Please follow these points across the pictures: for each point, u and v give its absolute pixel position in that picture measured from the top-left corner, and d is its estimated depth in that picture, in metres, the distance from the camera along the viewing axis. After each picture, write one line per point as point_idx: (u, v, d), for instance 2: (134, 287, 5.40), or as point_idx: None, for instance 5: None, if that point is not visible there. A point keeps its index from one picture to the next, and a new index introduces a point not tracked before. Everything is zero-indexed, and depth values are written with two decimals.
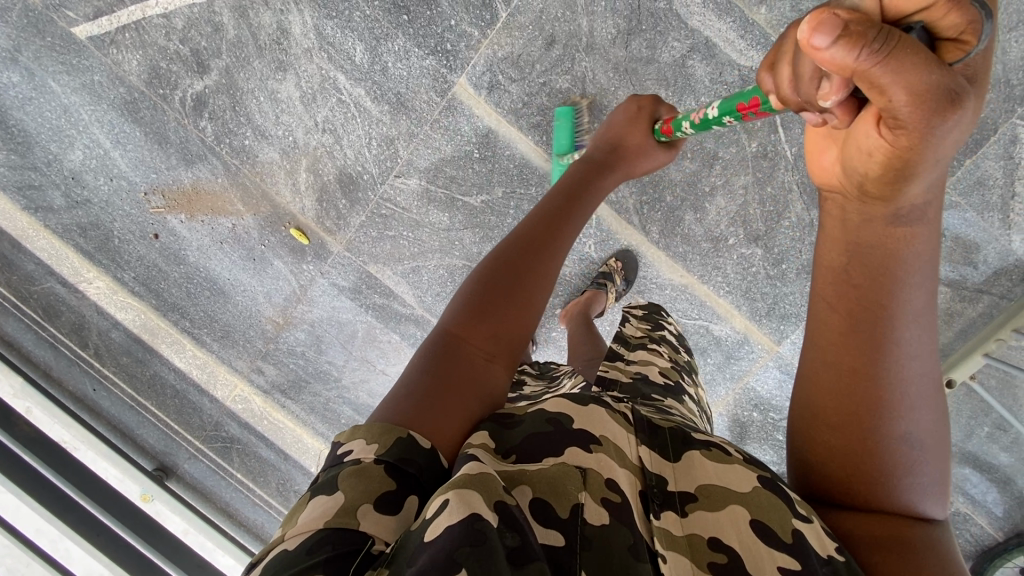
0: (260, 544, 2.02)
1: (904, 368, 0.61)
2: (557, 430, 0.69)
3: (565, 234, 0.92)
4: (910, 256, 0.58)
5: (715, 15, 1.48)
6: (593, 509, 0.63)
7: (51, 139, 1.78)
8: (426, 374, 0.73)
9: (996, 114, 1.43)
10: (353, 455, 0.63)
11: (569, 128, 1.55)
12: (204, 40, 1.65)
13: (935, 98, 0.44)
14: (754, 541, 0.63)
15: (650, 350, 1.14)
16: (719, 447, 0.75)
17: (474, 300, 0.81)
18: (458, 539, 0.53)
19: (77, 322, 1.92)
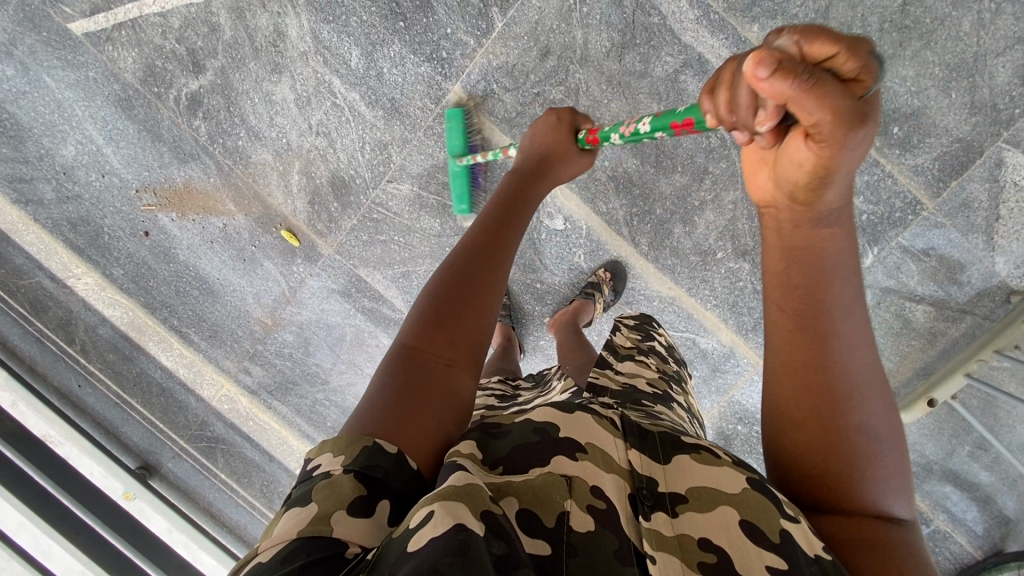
0: (242, 545, 2.01)
1: (849, 362, 0.66)
2: (542, 440, 0.69)
3: (508, 236, 0.93)
4: (839, 257, 0.65)
5: (708, 31, 1.50)
6: (578, 517, 0.63)
7: (44, 134, 1.78)
8: (385, 390, 0.72)
9: (982, 137, 1.45)
10: (323, 468, 0.65)
11: (461, 129, 1.58)
12: (201, 39, 1.65)
13: (849, 122, 0.54)
14: (743, 543, 0.63)
15: (639, 361, 1.12)
16: (708, 450, 0.74)
17: (427, 310, 0.81)
18: (441, 550, 0.52)
19: (65, 317, 1.91)
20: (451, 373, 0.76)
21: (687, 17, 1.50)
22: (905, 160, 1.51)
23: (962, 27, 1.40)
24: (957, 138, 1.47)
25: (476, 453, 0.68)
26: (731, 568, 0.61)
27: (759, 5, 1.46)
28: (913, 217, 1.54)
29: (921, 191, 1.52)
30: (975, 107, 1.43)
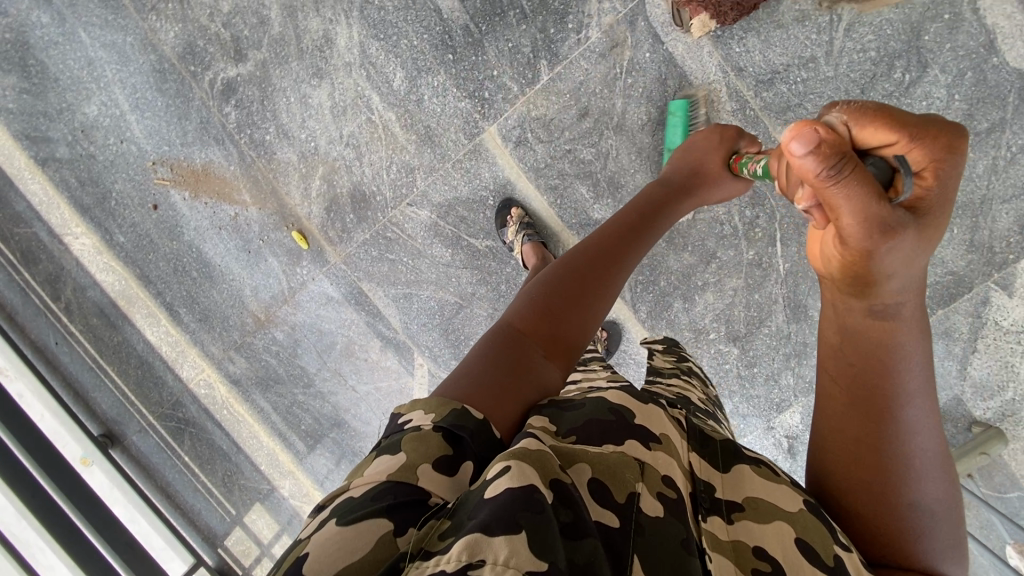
0: (193, 529, 2.02)
1: (909, 442, 0.70)
2: (618, 420, 0.76)
3: (625, 262, 1.03)
4: (898, 344, 0.68)
5: (743, 123, 1.55)
6: (649, 504, 0.68)
7: (68, 88, 1.75)
8: (486, 360, 0.79)
9: (974, 274, 1.56)
10: (414, 422, 0.69)
11: (683, 123, 1.52)
12: (247, 29, 1.65)
13: (869, 227, 0.57)
14: (795, 554, 0.68)
15: (685, 381, 1.13)
16: (768, 466, 0.81)
17: (537, 302, 0.90)
18: (519, 502, 0.57)
19: (54, 273, 1.88)
20: (543, 363, 0.82)
21: (724, 107, 1.55)
22: None
23: (975, 168, 1.48)
24: (951, 270, 1.57)
25: (549, 428, 0.72)
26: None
27: (794, 110, 1.53)
28: None
29: None
30: (974, 246, 1.53)
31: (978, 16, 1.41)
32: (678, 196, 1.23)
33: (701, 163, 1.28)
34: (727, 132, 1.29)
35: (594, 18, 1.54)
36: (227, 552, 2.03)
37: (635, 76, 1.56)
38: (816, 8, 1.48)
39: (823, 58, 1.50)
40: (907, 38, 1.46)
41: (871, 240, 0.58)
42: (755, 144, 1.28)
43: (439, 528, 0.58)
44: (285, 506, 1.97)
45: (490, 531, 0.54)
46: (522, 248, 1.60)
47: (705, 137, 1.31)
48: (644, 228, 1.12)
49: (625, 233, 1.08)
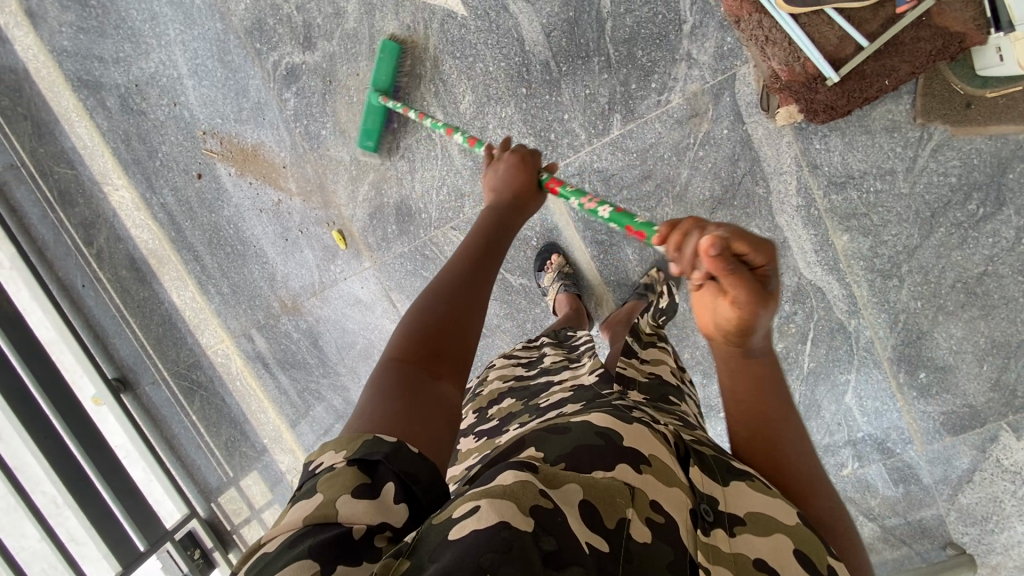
0: (190, 482, 2.11)
1: (801, 451, 0.76)
2: (605, 444, 0.65)
3: (489, 265, 0.94)
4: (770, 377, 0.77)
5: (805, 220, 1.48)
6: (639, 528, 0.58)
7: (128, 41, 1.74)
8: (377, 395, 0.70)
9: (989, 411, 1.41)
10: (324, 464, 0.62)
11: (391, 64, 1.55)
12: (321, 18, 1.60)
13: (752, 298, 0.63)
14: (794, 566, 0.60)
15: (659, 350, 1.10)
16: (760, 479, 0.71)
17: (413, 325, 0.79)
18: (483, 545, 0.49)
19: (89, 219, 1.89)
20: (436, 383, 0.73)
21: (789, 201, 1.49)
22: (917, 403, 1.47)
23: None
24: None
25: (533, 457, 0.66)
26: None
27: (857, 219, 1.45)
28: (900, 451, 1.50)
29: (919, 432, 1.48)
30: (998, 385, 1.39)
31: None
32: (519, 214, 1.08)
33: (515, 185, 1.10)
34: (523, 156, 1.13)
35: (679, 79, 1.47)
36: (219, 508, 2.11)
37: (707, 149, 1.50)
38: (908, 122, 1.37)
39: (902, 173, 1.40)
40: (992, 170, 1.33)
41: (755, 311, 0.64)
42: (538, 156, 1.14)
43: (398, 569, 0.50)
44: (278, 478, 2.04)
45: None
46: (556, 296, 1.62)
47: (518, 169, 1.11)
48: (495, 233, 1.01)
49: (483, 240, 0.99)
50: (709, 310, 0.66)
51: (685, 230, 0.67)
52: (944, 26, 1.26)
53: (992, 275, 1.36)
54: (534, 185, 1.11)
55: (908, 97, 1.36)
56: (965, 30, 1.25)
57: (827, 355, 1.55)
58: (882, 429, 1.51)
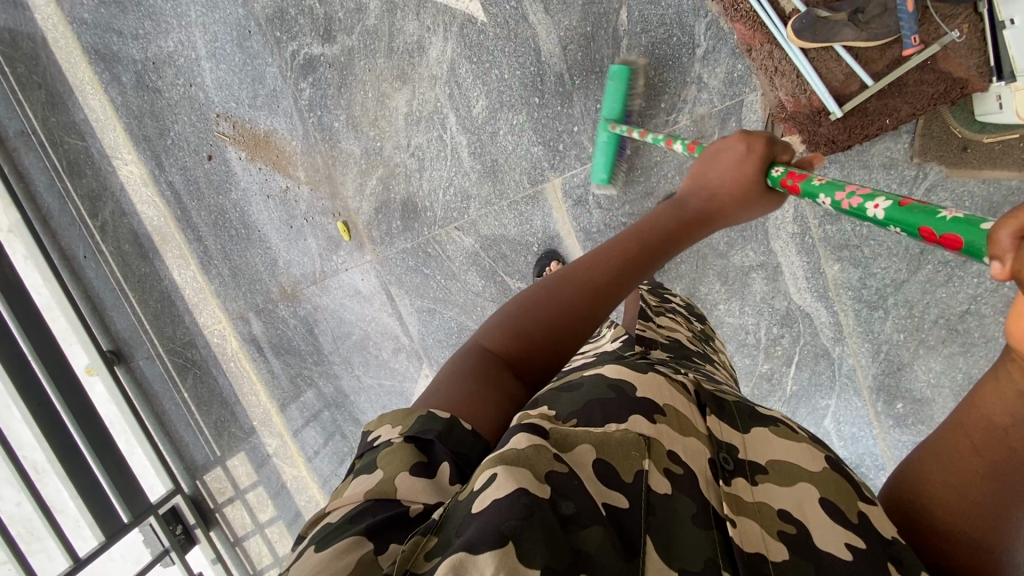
0: (178, 458, 2.14)
1: None
2: (619, 397, 0.70)
3: (629, 280, 0.85)
4: None
5: (798, 248, 1.53)
6: (658, 479, 0.62)
7: (148, 18, 1.75)
8: (458, 374, 0.73)
9: None
10: (383, 438, 0.64)
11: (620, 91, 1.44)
12: (343, 12, 1.62)
13: None
14: (819, 516, 0.61)
15: (672, 320, 1.16)
16: (786, 425, 0.74)
17: (524, 315, 0.79)
18: (505, 513, 0.51)
19: (95, 191, 1.91)
20: (509, 380, 0.74)
21: (785, 228, 1.54)
22: (892, 433, 1.52)
23: None
24: None
25: (548, 415, 0.67)
26: (812, 541, 0.60)
27: (850, 250, 1.48)
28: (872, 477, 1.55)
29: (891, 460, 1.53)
30: None
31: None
32: (694, 225, 0.94)
33: (715, 182, 0.93)
34: (753, 143, 0.91)
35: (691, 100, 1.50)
36: (204, 486, 2.15)
37: None
38: (905, 160, 1.40)
39: None
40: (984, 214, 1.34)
41: None
42: (786, 150, 0.91)
43: (427, 546, 0.52)
44: (265, 460, 2.07)
45: (475, 547, 0.48)
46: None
47: (740, 159, 0.91)
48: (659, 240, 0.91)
49: (640, 247, 0.89)
50: None
51: None
52: (948, 71, 1.29)
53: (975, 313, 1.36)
54: (749, 188, 0.90)
55: (907, 137, 1.39)
56: (968, 76, 1.27)
57: (809, 379, 1.61)
58: (856, 454, 1.57)
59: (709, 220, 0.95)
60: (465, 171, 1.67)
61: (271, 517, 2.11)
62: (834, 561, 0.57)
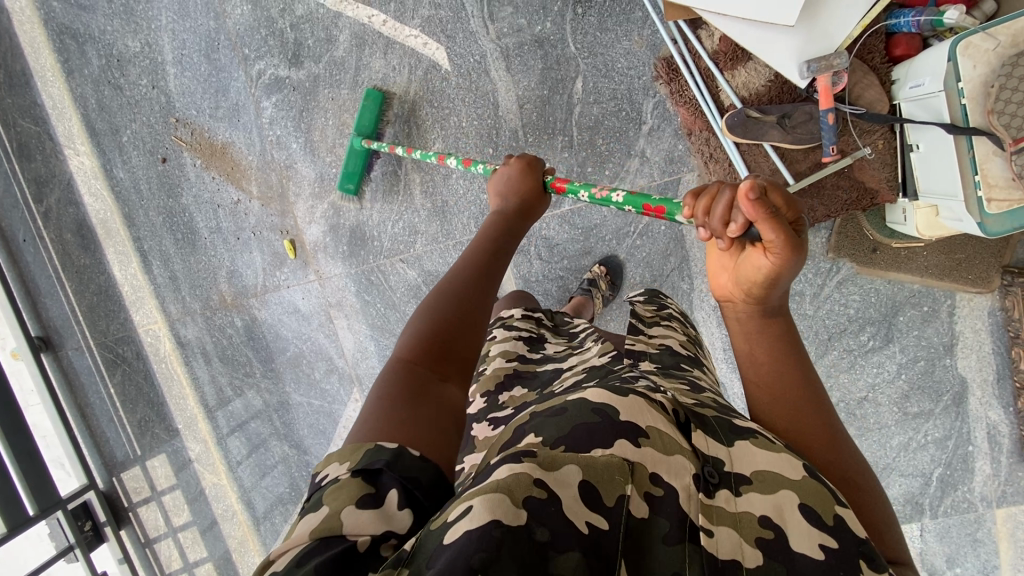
0: (95, 453, 2.09)
1: (808, 393, 0.71)
2: (602, 422, 0.63)
3: (484, 270, 0.88)
4: (781, 334, 0.73)
5: (718, 320, 1.60)
6: (638, 504, 0.58)
7: (119, 16, 1.77)
8: (383, 399, 0.69)
9: None
10: (330, 475, 0.61)
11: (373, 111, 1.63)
12: (313, 40, 1.66)
13: (788, 237, 0.58)
14: (798, 521, 0.57)
15: (667, 326, 1.07)
16: (764, 435, 0.67)
17: (415, 334, 0.78)
18: (474, 544, 0.48)
19: (43, 177, 1.90)
20: (442, 384, 0.73)
21: (709, 300, 1.61)
22: None
23: None
24: None
25: (534, 443, 0.62)
26: (789, 545, 0.56)
27: None
28: None
29: None
30: None
31: (951, 319, 1.37)
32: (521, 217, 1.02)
33: (509, 185, 1.06)
34: (526, 162, 1.07)
35: (551, 132, 1.59)
36: (121, 483, 2.11)
37: (645, 239, 1.64)
38: (822, 253, 1.46)
39: (810, 298, 1.48)
40: (885, 310, 1.42)
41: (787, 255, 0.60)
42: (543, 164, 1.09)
43: None
44: (187, 464, 2.05)
45: None
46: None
47: (519, 173, 1.05)
48: (501, 236, 0.97)
49: (485, 245, 0.94)
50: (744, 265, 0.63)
51: (715, 190, 0.61)
52: (863, 180, 1.36)
53: (871, 402, 1.46)
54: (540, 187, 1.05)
55: (824, 232, 1.45)
56: (878, 187, 1.35)
57: None
58: None
59: (529, 214, 1.04)
60: (413, 207, 1.70)
61: (185, 522, 2.08)
62: (809, 564, 0.55)
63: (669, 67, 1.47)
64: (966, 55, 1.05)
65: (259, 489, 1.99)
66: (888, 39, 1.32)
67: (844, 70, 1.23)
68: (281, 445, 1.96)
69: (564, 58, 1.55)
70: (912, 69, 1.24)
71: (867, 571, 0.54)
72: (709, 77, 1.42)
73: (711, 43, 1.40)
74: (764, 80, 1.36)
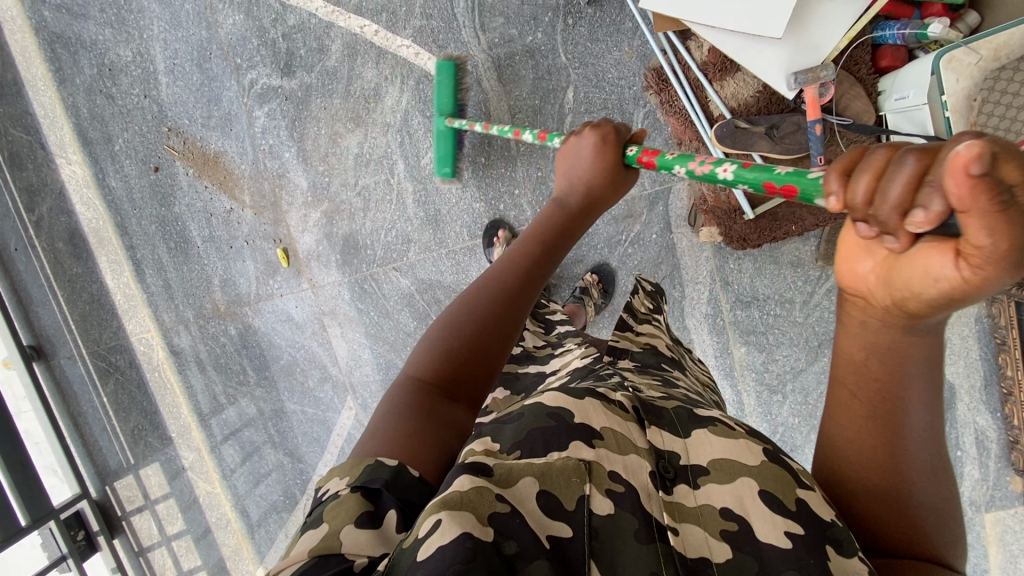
0: (87, 462, 2.09)
1: (911, 415, 0.53)
2: (557, 425, 0.64)
3: (520, 284, 0.87)
4: (912, 352, 0.50)
5: (708, 328, 1.61)
6: (600, 501, 0.59)
7: (110, 26, 1.77)
8: (393, 411, 0.72)
9: None
10: (331, 491, 0.62)
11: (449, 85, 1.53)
12: (305, 50, 1.67)
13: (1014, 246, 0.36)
14: (759, 508, 0.58)
15: (656, 326, 1.08)
16: (723, 422, 0.69)
17: (440, 344, 0.79)
18: (450, 558, 0.48)
19: (35, 187, 1.90)
20: (450, 405, 0.74)
21: (699, 307, 1.62)
22: None
23: None
24: None
25: (490, 449, 0.63)
26: (753, 535, 0.57)
27: (755, 335, 1.56)
28: None
29: None
30: None
31: None
32: (581, 216, 1.00)
33: (578, 172, 0.99)
34: (604, 133, 0.97)
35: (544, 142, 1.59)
36: (114, 492, 2.10)
37: (635, 248, 1.65)
38: (811, 261, 1.47)
39: (799, 305, 1.50)
40: None
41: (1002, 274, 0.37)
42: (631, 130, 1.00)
43: None
44: (180, 472, 2.05)
45: None
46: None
47: (595, 151, 0.97)
48: (550, 242, 0.95)
49: (532, 250, 0.93)
50: (913, 273, 0.42)
51: (887, 158, 0.42)
52: None
53: None
54: (614, 175, 0.97)
55: (813, 240, 1.47)
56: None
57: None
58: None
59: (591, 210, 1.00)
60: (407, 216, 1.70)
61: (179, 530, 2.08)
62: (774, 553, 0.55)
63: (659, 77, 1.49)
64: (949, 69, 1.06)
65: (253, 497, 1.99)
66: (873, 50, 1.33)
67: (831, 81, 1.25)
68: (275, 452, 1.96)
69: (554, 69, 1.56)
70: (896, 81, 1.26)
71: (834, 557, 0.53)
72: (697, 87, 1.44)
73: (700, 54, 1.42)
74: (752, 90, 1.38)
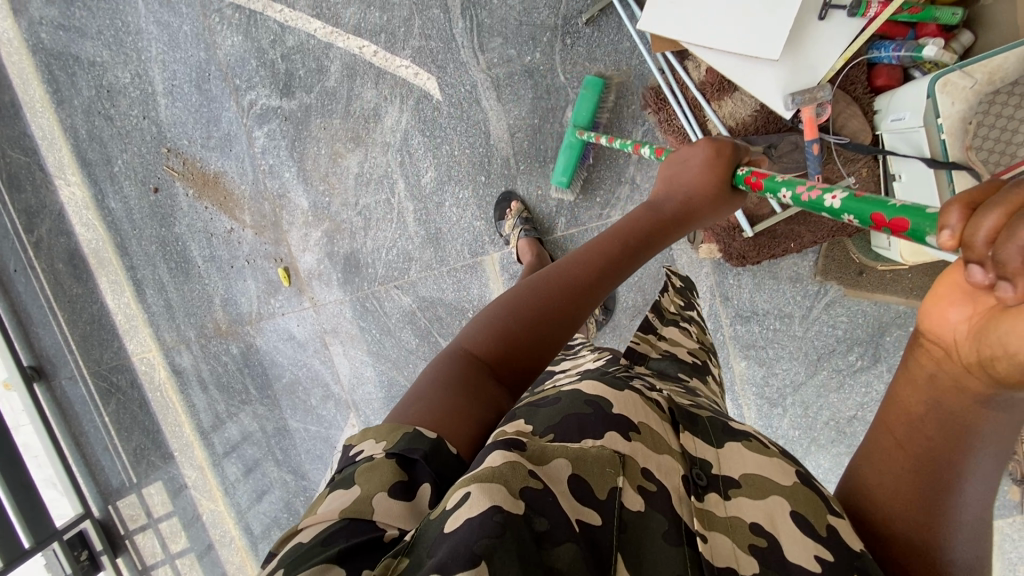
0: (90, 481, 2.09)
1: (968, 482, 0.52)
2: (595, 413, 0.66)
3: (595, 281, 0.82)
4: (985, 429, 0.49)
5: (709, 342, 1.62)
6: (632, 496, 0.59)
7: (108, 47, 1.77)
8: (437, 380, 0.69)
9: None
10: (366, 453, 0.59)
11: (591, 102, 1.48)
12: (304, 70, 1.67)
13: None
14: (789, 529, 0.59)
15: (683, 329, 1.06)
16: (758, 439, 0.71)
17: (498, 322, 0.76)
18: (479, 530, 0.47)
19: (34, 208, 1.89)
20: (495, 385, 0.71)
21: None
22: None
23: None
24: None
25: (524, 430, 0.63)
26: (782, 554, 0.57)
27: (756, 349, 1.57)
28: None
29: None
30: None
31: None
32: (674, 227, 0.93)
33: (684, 179, 0.94)
34: (720, 146, 0.91)
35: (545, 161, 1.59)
36: (116, 511, 2.10)
37: None
38: (809, 276, 1.49)
39: (799, 319, 1.52)
40: (871, 331, 1.44)
41: None
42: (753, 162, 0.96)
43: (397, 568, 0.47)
44: (182, 490, 2.05)
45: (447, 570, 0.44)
46: (516, 242, 1.55)
47: (708, 163, 0.91)
48: (635, 241, 0.89)
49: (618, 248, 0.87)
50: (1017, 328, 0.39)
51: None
52: None
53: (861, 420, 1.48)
54: (721, 192, 0.91)
55: (812, 255, 1.49)
56: None
57: None
58: None
59: (688, 221, 0.93)
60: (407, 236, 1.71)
61: (182, 548, 2.08)
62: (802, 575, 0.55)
63: (657, 96, 1.50)
64: (944, 92, 1.06)
65: (256, 513, 2.00)
66: (869, 69, 1.35)
67: (828, 102, 1.25)
68: (278, 468, 1.96)
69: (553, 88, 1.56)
70: (893, 102, 1.27)
71: None
72: (695, 106, 1.45)
73: (698, 74, 1.43)
74: (750, 109, 1.38)
